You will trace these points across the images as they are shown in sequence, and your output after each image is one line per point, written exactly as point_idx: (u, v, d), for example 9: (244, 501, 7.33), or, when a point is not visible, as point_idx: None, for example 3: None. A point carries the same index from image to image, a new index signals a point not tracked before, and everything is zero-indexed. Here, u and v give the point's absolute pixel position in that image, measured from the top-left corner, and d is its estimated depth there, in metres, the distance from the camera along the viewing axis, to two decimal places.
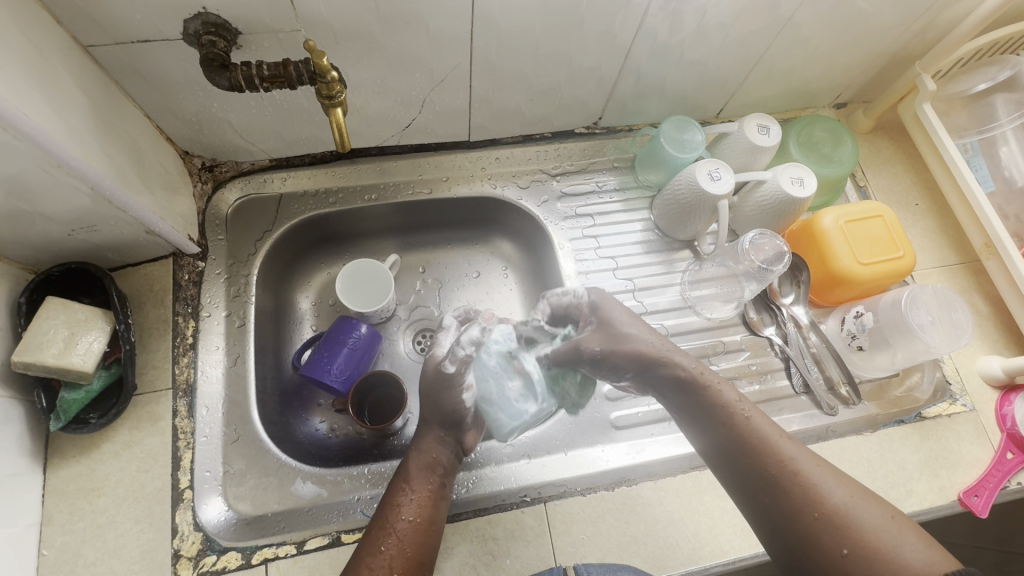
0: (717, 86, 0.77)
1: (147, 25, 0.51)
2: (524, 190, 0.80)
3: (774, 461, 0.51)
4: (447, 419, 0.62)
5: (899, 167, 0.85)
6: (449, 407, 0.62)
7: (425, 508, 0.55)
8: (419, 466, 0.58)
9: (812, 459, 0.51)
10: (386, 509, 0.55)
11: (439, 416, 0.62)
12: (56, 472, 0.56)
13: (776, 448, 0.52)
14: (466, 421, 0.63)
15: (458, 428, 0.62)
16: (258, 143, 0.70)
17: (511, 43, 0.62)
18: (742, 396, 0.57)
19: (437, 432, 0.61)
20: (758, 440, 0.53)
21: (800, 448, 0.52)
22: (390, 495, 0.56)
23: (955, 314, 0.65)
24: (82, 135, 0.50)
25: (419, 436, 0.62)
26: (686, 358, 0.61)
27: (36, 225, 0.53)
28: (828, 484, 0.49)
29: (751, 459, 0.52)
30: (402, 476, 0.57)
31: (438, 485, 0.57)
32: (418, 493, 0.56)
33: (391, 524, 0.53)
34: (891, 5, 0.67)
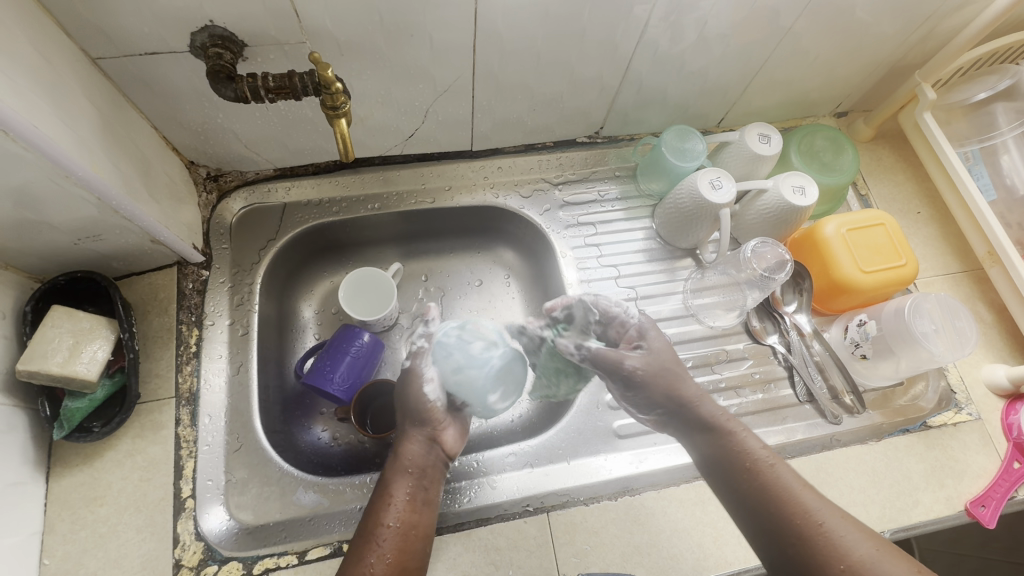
0: (718, 96, 0.78)
1: (155, 37, 0.51)
2: (526, 199, 0.80)
3: (799, 515, 0.49)
4: (416, 418, 0.60)
5: (900, 176, 0.85)
6: (416, 403, 0.60)
7: (407, 514, 0.53)
8: (400, 470, 0.56)
9: (833, 509, 0.50)
10: (367, 521, 0.53)
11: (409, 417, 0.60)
12: (58, 481, 0.56)
13: (799, 502, 0.50)
14: (438, 418, 0.60)
15: (434, 427, 0.60)
16: (263, 153, 0.70)
17: (513, 54, 0.63)
18: (766, 445, 0.55)
19: (413, 431, 0.59)
20: (782, 492, 0.51)
21: (824, 501, 0.50)
22: (372, 506, 0.54)
23: (957, 321, 0.65)
24: (90, 145, 0.50)
25: (398, 439, 0.59)
26: (712, 403, 0.58)
27: (42, 234, 0.53)
28: (853, 538, 0.47)
29: (774, 511, 0.50)
30: (382, 482, 0.56)
31: (418, 487, 0.56)
32: (400, 498, 0.54)
33: (373, 536, 0.51)
34: (890, 15, 0.68)
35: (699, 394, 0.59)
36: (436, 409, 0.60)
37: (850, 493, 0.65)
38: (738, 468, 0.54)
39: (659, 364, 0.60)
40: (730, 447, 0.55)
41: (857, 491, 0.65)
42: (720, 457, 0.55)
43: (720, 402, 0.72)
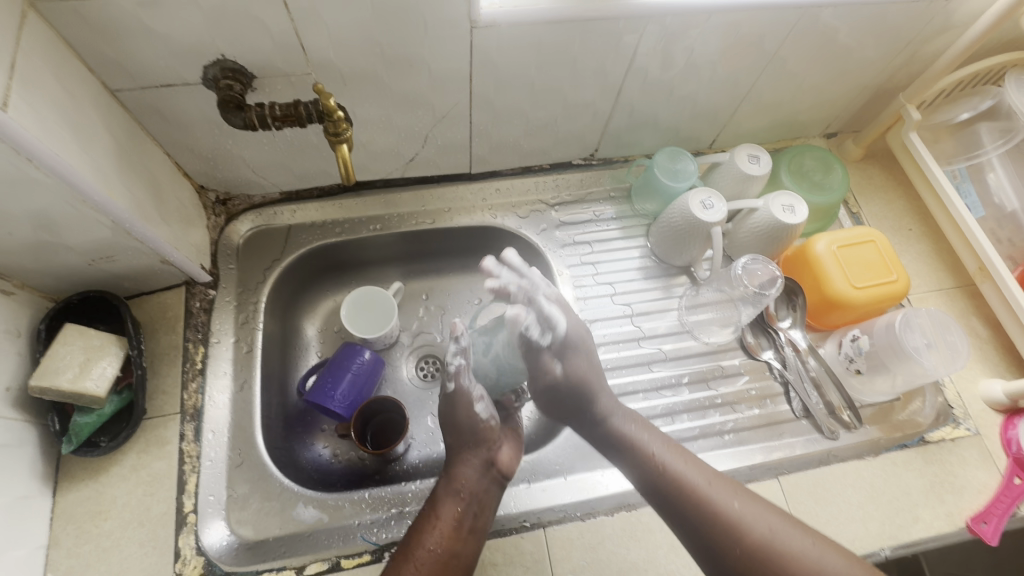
0: (709, 118, 0.80)
1: (171, 70, 0.55)
2: (524, 219, 0.83)
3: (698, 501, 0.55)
4: (472, 436, 0.64)
5: (891, 194, 0.87)
6: (469, 424, 0.65)
7: (451, 541, 0.55)
8: (449, 493, 0.59)
9: (737, 495, 0.55)
10: (409, 538, 0.56)
11: (465, 435, 0.64)
12: (64, 495, 0.57)
13: (696, 489, 0.56)
14: (495, 435, 0.65)
15: (490, 446, 0.63)
16: (270, 177, 0.73)
17: (508, 82, 0.66)
18: (669, 443, 0.61)
19: (467, 456, 0.62)
20: (681, 483, 0.56)
21: (730, 488, 0.56)
22: (416, 524, 0.57)
23: (949, 336, 0.66)
24: (107, 172, 0.53)
25: (454, 462, 0.63)
26: (625, 415, 0.64)
27: (59, 255, 0.56)
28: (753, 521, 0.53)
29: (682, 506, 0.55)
30: (430, 505, 0.58)
31: (466, 514, 0.58)
32: (444, 523, 0.56)
33: (413, 552, 0.54)
34: (872, 40, 0.70)
35: (614, 405, 0.66)
36: (488, 423, 0.65)
37: (848, 508, 0.64)
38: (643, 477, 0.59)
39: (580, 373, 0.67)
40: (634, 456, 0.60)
41: (855, 506, 0.65)
42: (629, 456, 0.60)
43: (716, 417, 0.72)
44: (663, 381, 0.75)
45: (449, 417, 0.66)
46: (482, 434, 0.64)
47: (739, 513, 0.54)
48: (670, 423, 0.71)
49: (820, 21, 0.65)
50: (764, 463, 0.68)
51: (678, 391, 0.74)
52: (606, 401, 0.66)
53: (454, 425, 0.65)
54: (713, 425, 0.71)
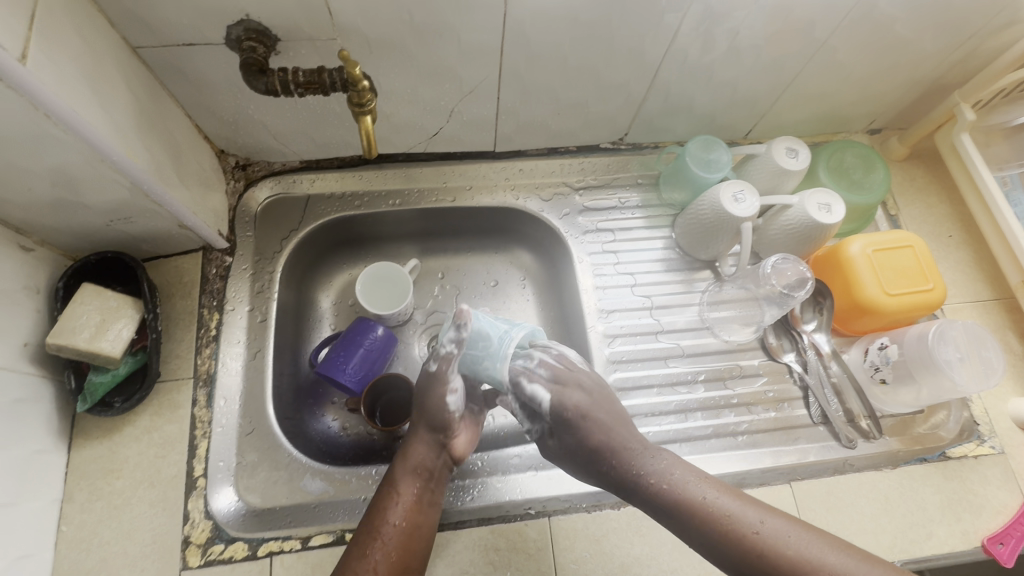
0: (747, 107, 0.77)
1: (193, 28, 0.53)
2: (546, 202, 0.80)
3: (743, 539, 0.50)
4: (435, 423, 0.61)
5: (932, 198, 0.82)
6: (437, 411, 0.61)
7: (412, 514, 0.56)
8: (406, 470, 0.59)
9: (799, 531, 0.50)
10: (373, 515, 0.56)
11: (428, 418, 0.61)
12: (79, 452, 0.58)
13: (759, 533, 0.50)
14: (454, 426, 0.61)
15: (447, 433, 0.61)
16: (291, 145, 0.72)
17: (540, 58, 0.63)
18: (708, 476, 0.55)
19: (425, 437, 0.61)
20: (735, 530, 0.51)
21: (773, 515, 0.52)
22: (377, 500, 0.57)
23: (985, 352, 0.63)
24: (126, 132, 0.52)
25: (410, 437, 0.61)
26: (644, 448, 0.58)
27: (77, 214, 0.55)
28: (821, 553, 0.48)
29: (727, 540, 0.51)
30: (389, 481, 0.58)
31: (425, 490, 0.58)
32: (404, 499, 0.57)
33: (378, 530, 0.54)
34: (931, 32, 0.66)
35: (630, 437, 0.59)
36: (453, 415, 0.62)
37: (861, 520, 0.63)
38: (680, 517, 0.53)
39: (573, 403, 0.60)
40: (661, 494, 0.54)
41: (867, 518, 0.63)
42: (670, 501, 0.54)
43: (730, 418, 0.71)
44: (679, 377, 0.73)
45: (421, 396, 0.63)
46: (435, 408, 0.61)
47: (784, 543, 0.49)
48: (683, 421, 0.70)
49: (875, 9, 0.61)
50: (775, 468, 0.67)
51: (693, 388, 0.72)
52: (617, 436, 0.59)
53: (423, 405, 0.62)
54: (727, 425, 0.70)
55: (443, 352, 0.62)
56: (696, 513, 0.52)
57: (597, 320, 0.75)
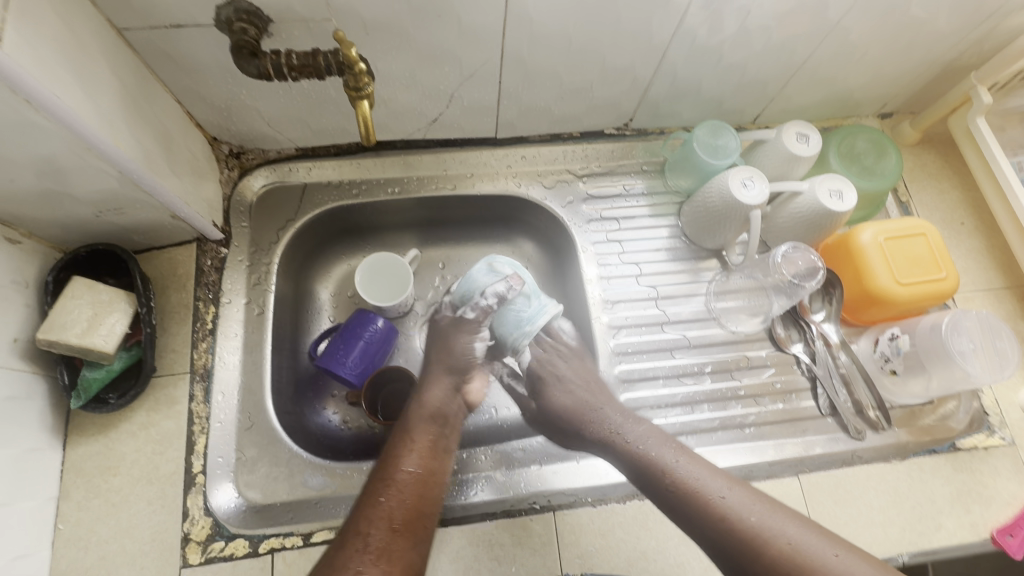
0: (756, 90, 0.74)
1: (181, 9, 0.51)
2: (549, 191, 0.78)
3: (719, 516, 0.52)
4: (454, 367, 0.70)
5: (945, 185, 0.81)
6: (458, 355, 0.71)
7: (425, 460, 0.58)
8: (422, 419, 0.62)
9: (758, 501, 0.53)
10: (387, 462, 0.57)
11: (448, 363, 0.70)
12: (75, 449, 0.57)
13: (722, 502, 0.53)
14: (472, 371, 0.71)
15: (463, 380, 0.70)
16: (286, 132, 0.69)
17: (543, 39, 0.60)
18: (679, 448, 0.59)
19: (440, 388, 0.66)
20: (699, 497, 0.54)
21: (759, 505, 0.52)
22: (391, 450, 0.59)
23: (999, 342, 0.61)
24: (113, 120, 0.50)
25: (426, 385, 0.67)
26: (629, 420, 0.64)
27: (65, 205, 0.53)
28: (777, 522, 0.51)
29: (701, 513, 0.53)
30: (403, 429, 0.61)
31: (437, 438, 0.62)
32: (419, 444, 0.59)
33: (393, 476, 0.55)
34: (949, 11, 0.63)
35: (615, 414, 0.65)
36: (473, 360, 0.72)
37: (869, 512, 0.62)
38: (663, 487, 0.56)
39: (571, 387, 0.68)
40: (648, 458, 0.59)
41: (876, 510, 0.63)
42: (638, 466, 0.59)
43: (737, 409, 0.69)
44: (685, 368, 0.72)
45: (445, 338, 0.72)
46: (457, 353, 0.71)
47: (764, 529, 0.51)
48: (688, 413, 0.69)
49: None
50: (781, 460, 0.66)
51: (700, 380, 0.71)
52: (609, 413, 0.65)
53: (446, 346, 0.72)
54: (734, 417, 0.69)
55: (481, 305, 0.72)
56: (676, 484, 0.55)
57: (601, 311, 0.74)
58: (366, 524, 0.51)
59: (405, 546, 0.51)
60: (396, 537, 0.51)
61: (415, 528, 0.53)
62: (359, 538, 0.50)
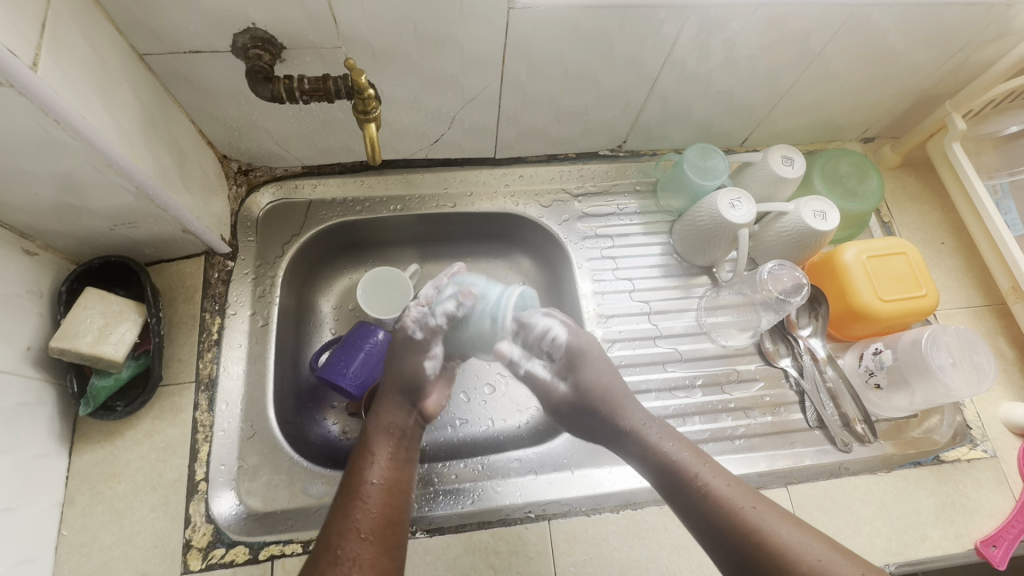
0: (743, 115, 0.78)
1: (200, 36, 0.54)
2: (546, 209, 0.81)
3: (735, 520, 0.50)
4: (406, 384, 0.63)
5: (925, 206, 0.84)
6: (407, 371, 0.64)
7: (390, 471, 0.56)
8: (380, 431, 0.59)
9: (782, 518, 0.50)
10: (350, 476, 0.55)
11: (400, 380, 0.63)
12: (81, 456, 0.58)
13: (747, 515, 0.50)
14: (423, 387, 0.65)
15: (416, 395, 0.64)
16: (293, 151, 0.72)
17: (541, 66, 0.64)
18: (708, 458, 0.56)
19: (397, 399, 0.62)
20: (723, 506, 0.51)
21: (770, 508, 0.51)
22: (352, 464, 0.56)
23: (977, 356, 0.64)
24: (132, 138, 0.52)
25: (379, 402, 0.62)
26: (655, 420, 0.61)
27: (81, 218, 0.56)
28: (799, 539, 0.48)
29: (720, 519, 0.51)
30: (365, 441, 0.58)
31: (399, 447, 0.59)
32: (382, 456, 0.57)
33: (359, 488, 0.53)
34: (922, 44, 0.67)
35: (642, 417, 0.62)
36: (427, 377, 0.66)
37: (856, 522, 0.64)
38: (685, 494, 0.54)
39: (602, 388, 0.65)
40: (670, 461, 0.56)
41: (863, 521, 0.64)
42: (662, 468, 0.56)
43: (728, 421, 0.71)
44: (677, 381, 0.74)
45: (393, 360, 0.65)
46: (404, 372, 0.64)
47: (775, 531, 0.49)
48: (680, 425, 0.71)
49: (869, 22, 0.63)
50: (770, 472, 0.67)
51: (691, 392, 0.73)
52: (634, 415, 0.62)
53: (394, 366, 0.65)
54: (724, 429, 0.71)
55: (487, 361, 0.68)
56: (694, 489, 0.53)
57: (596, 326, 0.76)
58: (338, 539, 0.49)
59: (378, 555, 0.49)
60: (369, 547, 0.49)
61: (386, 536, 0.51)
62: (330, 552, 0.48)
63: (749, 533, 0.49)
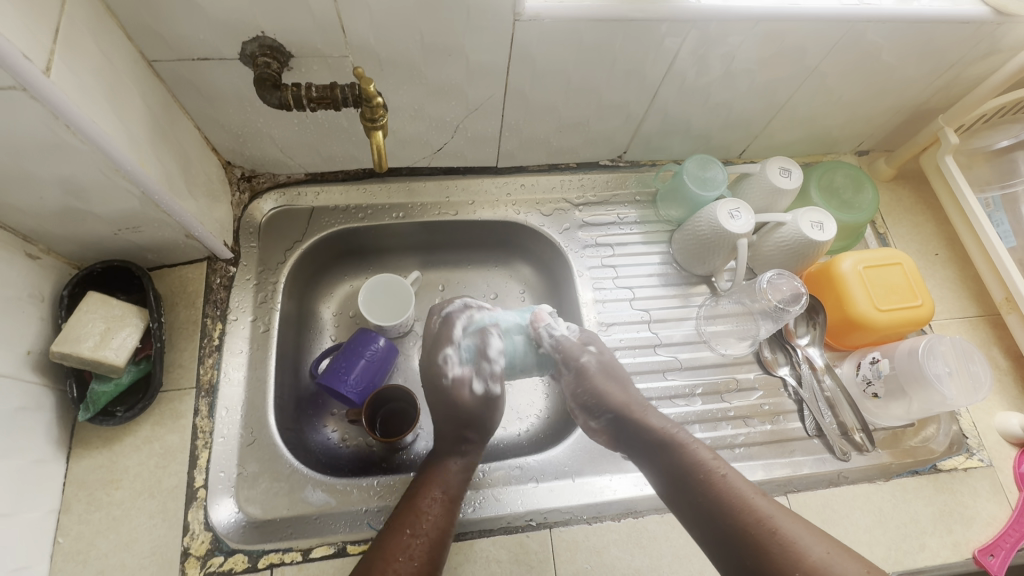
0: (741, 128, 0.79)
1: (209, 44, 0.54)
2: (547, 218, 0.82)
3: (748, 523, 0.53)
4: (458, 421, 0.68)
5: (919, 218, 0.85)
6: (455, 408, 0.69)
7: (439, 512, 0.57)
8: (433, 476, 0.61)
9: (789, 518, 0.53)
10: (402, 513, 0.57)
11: (451, 419, 0.68)
12: (78, 462, 0.58)
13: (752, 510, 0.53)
14: (477, 423, 0.69)
15: (471, 429, 0.68)
16: (297, 158, 0.73)
17: (544, 78, 0.65)
18: (715, 454, 0.60)
19: (452, 441, 0.65)
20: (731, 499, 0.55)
21: (781, 512, 0.53)
22: (406, 502, 0.58)
23: (973, 365, 0.65)
24: (140, 143, 0.53)
25: (438, 449, 0.65)
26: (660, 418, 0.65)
27: (86, 222, 0.56)
28: (807, 540, 0.51)
29: (733, 520, 0.53)
30: (416, 486, 0.60)
31: (449, 490, 0.60)
32: (434, 498, 0.58)
33: (410, 526, 0.55)
34: (915, 60, 0.69)
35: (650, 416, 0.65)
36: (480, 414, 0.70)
37: (856, 531, 0.64)
38: (700, 494, 0.56)
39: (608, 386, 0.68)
40: (685, 461, 0.59)
41: (862, 530, 0.64)
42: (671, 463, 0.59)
43: (727, 430, 0.72)
44: (677, 390, 0.74)
45: (441, 396, 0.70)
46: (458, 413, 0.69)
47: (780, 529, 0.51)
48: None
49: (864, 39, 0.64)
50: (770, 480, 0.68)
51: (691, 401, 0.74)
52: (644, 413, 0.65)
53: (443, 403, 0.70)
54: (724, 437, 0.71)
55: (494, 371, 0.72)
56: (708, 489, 0.56)
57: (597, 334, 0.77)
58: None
59: None
60: None
61: None
62: None
63: (756, 526, 0.52)
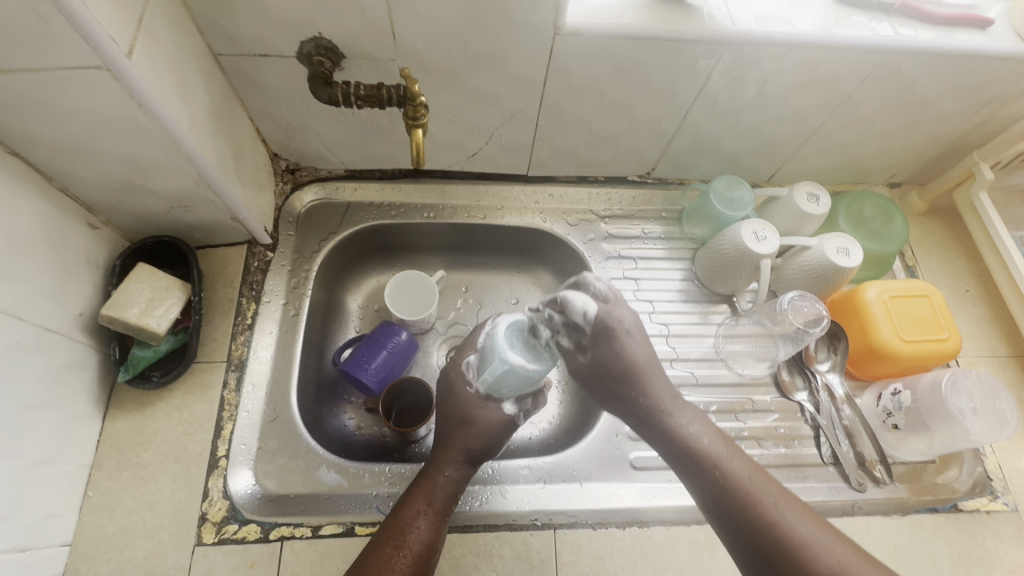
0: (770, 152, 0.80)
1: (270, 42, 0.59)
2: (572, 227, 0.84)
3: (750, 510, 0.50)
4: (479, 432, 0.61)
5: (951, 253, 0.84)
6: (477, 426, 0.61)
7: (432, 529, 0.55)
8: (436, 483, 0.58)
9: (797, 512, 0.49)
10: (394, 524, 0.55)
11: (472, 429, 0.61)
12: (113, 422, 0.61)
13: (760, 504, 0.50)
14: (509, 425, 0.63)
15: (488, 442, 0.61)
16: (339, 154, 0.77)
17: (579, 91, 0.67)
18: (732, 450, 0.55)
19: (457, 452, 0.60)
20: (744, 495, 0.51)
21: (750, 468, 0.53)
22: (403, 509, 0.56)
23: (998, 404, 0.63)
24: (201, 128, 0.57)
25: (443, 453, 0.60)
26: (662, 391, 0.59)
27: (144, 198, 0.60)
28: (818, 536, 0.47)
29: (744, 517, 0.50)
30: (416, 492, 0.57)
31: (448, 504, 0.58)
32: (429, 511, 0.56)
33: (405, 541, 0.53)
34: (950, 95, 0.69)
35: (667, 396, 0.59)
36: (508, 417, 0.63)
37: None
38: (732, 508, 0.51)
39: (621, 350, 0.58)
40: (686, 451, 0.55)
41: None
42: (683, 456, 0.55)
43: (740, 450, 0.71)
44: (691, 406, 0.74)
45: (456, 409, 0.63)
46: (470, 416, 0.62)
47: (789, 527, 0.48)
48: None
49: (899, 71, 0.65)
50: None
51: None
52: (657, 388, 0.59)
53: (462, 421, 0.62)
54: None
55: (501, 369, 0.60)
56: (718, 483, 0.52)
57: None
58: None
59: None
60: None
61: None
62: None
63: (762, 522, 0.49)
